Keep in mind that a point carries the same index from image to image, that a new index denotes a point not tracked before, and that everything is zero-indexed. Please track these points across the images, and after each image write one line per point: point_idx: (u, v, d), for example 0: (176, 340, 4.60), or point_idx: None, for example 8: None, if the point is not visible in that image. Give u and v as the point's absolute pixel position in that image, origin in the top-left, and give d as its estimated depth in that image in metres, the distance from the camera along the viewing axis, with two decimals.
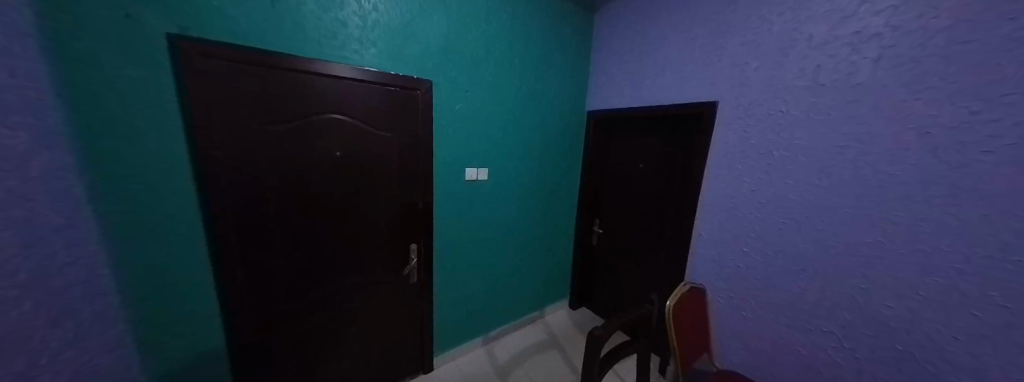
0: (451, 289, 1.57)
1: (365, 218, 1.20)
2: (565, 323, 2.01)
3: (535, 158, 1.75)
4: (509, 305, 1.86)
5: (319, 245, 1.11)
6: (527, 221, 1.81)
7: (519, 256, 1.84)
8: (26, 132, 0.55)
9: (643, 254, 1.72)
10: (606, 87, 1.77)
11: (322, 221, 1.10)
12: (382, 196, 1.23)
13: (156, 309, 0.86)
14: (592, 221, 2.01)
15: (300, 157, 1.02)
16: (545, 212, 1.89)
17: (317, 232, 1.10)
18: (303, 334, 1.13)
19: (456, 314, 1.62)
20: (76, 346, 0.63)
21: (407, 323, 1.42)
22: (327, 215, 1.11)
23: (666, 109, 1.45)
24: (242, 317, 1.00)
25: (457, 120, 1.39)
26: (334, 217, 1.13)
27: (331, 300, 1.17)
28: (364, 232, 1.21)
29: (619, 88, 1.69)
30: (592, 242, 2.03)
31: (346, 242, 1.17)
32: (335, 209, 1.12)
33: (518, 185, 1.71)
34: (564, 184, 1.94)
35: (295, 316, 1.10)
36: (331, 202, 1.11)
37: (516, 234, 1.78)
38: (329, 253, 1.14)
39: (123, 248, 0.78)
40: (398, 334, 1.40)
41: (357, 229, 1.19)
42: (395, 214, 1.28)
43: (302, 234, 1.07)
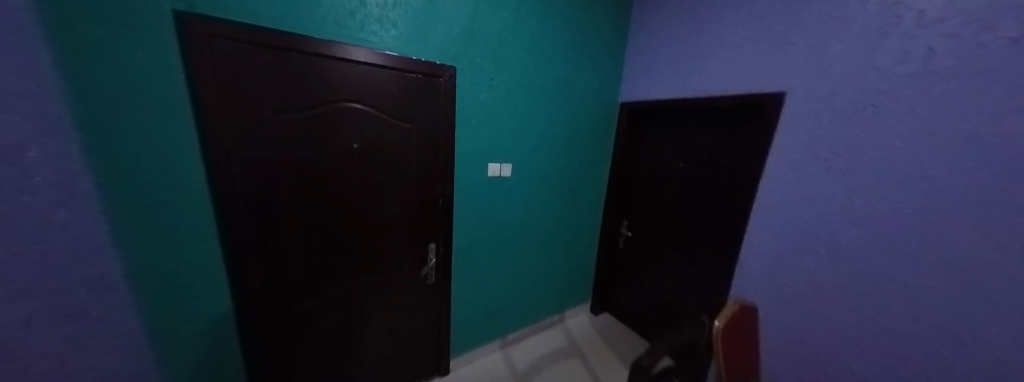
0: (470, 291, 1.50)
1: (383, 215, 1.13)
2: (586, 328, 1.90)
3: (562, 154, 1.62)
4: (529, 308, 1.76)
5: (335, 243, 1.05)
6: (550, 221, 1.70)
7: (541, 258, 1.74)
8: (32, 116, 0.50)
9: (680, 262, 1.57)
10: (645, 78, 1.60)
11: (338, 218, 1.04)
12: (399, 192, 1.15)
13: (173, 305, 0.83)
14: (619, 223, 1.88)
15: (315, 150, 0.95)
16: (569, 211, 1.76)
17: (333, 229, 1.04)
18: (322, 332, 1.09)
19: (474, 317, 1.55)
20: (84, 346, 0.59)
21: (424, 325, 1.36)
22: (343, 212, 1.04)
23: (714, 102, 1.30)
24: (258, 316, 0.96)
25: (481, 111, 1.28)
26: (350, 214, 1.06)
27: (347, 300, 1.12)
28: (380, 230, 1.14)
29: (659, 78, 1.53)
30: (619, 246, 1.90)
31: (362, 240, 1.11)
32: (351, 206, 1.05)
33: (543, 183, 1.60)
34: (591, 183, 1.80)
35: (312, 314, 1.06)
36: (347, 199, 1.04)
37: (537, 235, 1.68)
38: (345, 252, 1.08)
39: (136, 243, 0.74)
40: (415, 336, 1.34)
41: (374, 227, 1.12)
42: (414, 211, 1.20)
43: (318, 232, 1.01)
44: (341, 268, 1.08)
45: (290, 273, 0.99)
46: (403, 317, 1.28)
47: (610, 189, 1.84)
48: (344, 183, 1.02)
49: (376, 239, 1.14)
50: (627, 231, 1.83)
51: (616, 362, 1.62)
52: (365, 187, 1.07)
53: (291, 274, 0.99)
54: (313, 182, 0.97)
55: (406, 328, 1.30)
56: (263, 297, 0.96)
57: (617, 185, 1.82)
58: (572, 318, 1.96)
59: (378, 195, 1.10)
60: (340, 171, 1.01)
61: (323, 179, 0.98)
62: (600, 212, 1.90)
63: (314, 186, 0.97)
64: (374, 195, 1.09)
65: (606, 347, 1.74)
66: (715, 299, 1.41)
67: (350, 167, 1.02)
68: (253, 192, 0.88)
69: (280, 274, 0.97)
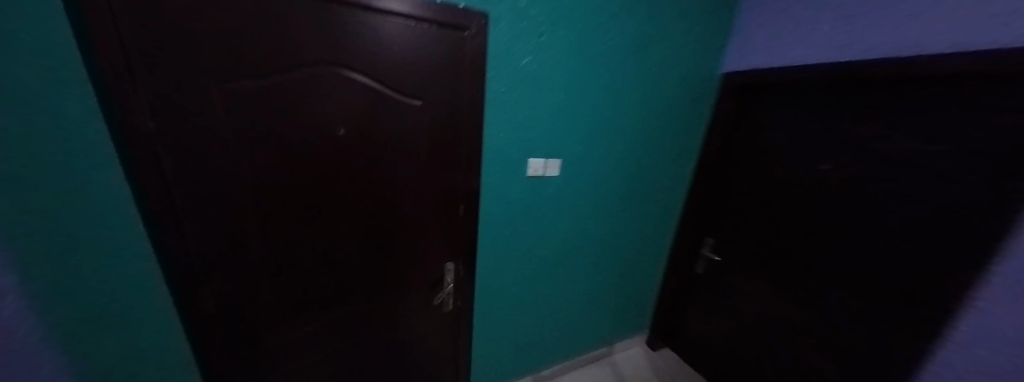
0: (498, 316, 1.20)
1: (382, 229, 0.84)
2: (641, 370, 1.48)
3: (629, 147, 1.18)
4: (570, 341, 1.41)
5: (319, 265, 0.79)
6: (603, 236, 1.29)
7: (590, 282, 1.36)
8: None
9: (805, 311, 1.11)
10: (780, 39, 1.08)
11: (322, 232, 0.76)
12: (405, 198, 0.84)
13: (110, 355, 0.61)
14: (701, 242, 1.43)
15: (284, 139, 0.66)
16: (632, 223, 1.33)
17: (316, 248, 0.77)
18: (310, 368, 0.87)
19: (502, 349, 1.26)
20: None
21: (439, 358, 1.09)
22: (330, 225, 0.76)
23: (941, 69, 0.76)
24: (237, 352, 0.76)
25: (522, 84, 0.90)
26: (338, 227, 0.78)
27: (340, 332, 0.88)
28: (381, 248, 0.85)
29: (814, 38, 1.00)
30: (696, 271, 1.45)
31: (354, 261, 0.83)
32: (339, 217, 0.77)
33: (601, 186, 1.19)
34: (664, 186, 1.33)
35: (296, 348, 0.83)
36: (331, 207, 0.75)
37: (588, 253, 1.30)
38: (334, 276, 0.81)
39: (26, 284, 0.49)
40: (426, 370, 1.08)
41: (372, 243, 0.84)
42: (425, 222, 0.90)
43: (296, 251, 0.75)
44: (330, 296, 0.83)
45: (270, 302, 0.76)
46: (411, 352, 1.02)
47: (692, 196, 1.37)
48: (328, 186, 0.73)
49: (375, 258, 0.85)
50: (709, 254, 1.35)
51: None
52: (356, 191, 0.77)
53: (269, 303, 0.76)
54: (284, 185, 0.69)
55: (416, 362, 1.05)
56: (236, 333, 0.74)
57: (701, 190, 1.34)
58: (621, 352, 1.55)
59: (375, 200, 0.80)
60: (323, 170, 0.71)
61: (299, 180, 0.70)
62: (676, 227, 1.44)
63: (287, 191, 0.69)
64: (369, 201, 0.79)
65: None
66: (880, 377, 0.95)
67: (335, 163, 0.72)
68: (201, 199, 0.61)
69: (252, 304, 0.74)
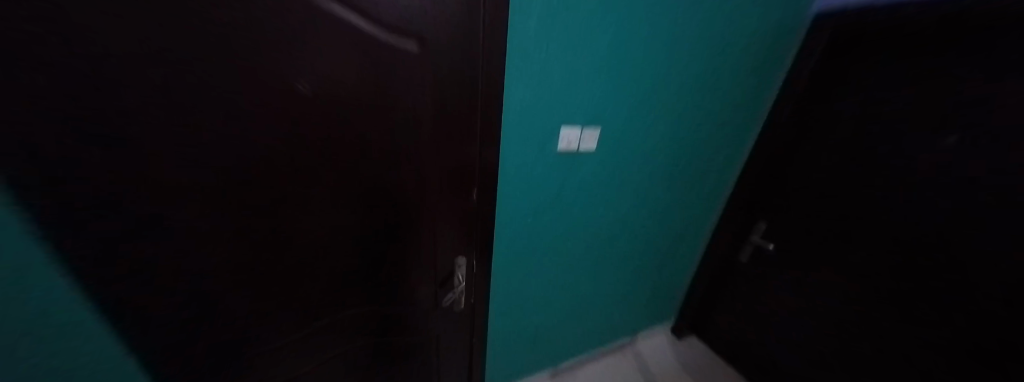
0: (518, 309, 1.07)
1: (374, 230, 0.62)
2: (668, 359, 1.36)
3: (687, 114, 0.93)
4: (593, 333, 1.29)
5: (293, 279, 0.59)
6: (641, 221, 1.11)
7: (618, 273, 1.21)
8: None
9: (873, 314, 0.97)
10: None
11: (289, 241, 0.55)
12: (402, 189, 0.61)
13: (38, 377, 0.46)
14: (751, 228, 1.23)
15: (195, 112, 0.38)
16: (673, 206, 1.14)
17: (286, 259, 0.56)
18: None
19: (519, 344, 1.15)
20: None
21: (451, 358, 0.97)
22: (298, 231, 0.55)
23: None
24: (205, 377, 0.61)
25: (557, 18, 0.61)
26: (311, 233, 0.56)
27: (329, 343, 0.72)
28: (375, 252, 0.65)
29: None
30: (740, 260, 1.29)
31: (340, 270, 0.63)
32: (312, 220, 0.55)
33: (642, 167, 0.98)
34: (716, 162, 1.11)
35: (277, 365, 0.68)
36: (297, 209, 0.52)
37: (621, 242, 1.13)
38: (315, 288, 0.63)
39: None
40: (435, 371, 0.97)
41: (362, 248, 0.63)
42: (432, 217, 0.68)
43: (256, 267, 0.54)
44: (313, 308, 0.65)
45: (230, 326, 0.57)
46: (418, 355, 0.89)
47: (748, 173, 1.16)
48: (286, 183, 0.49)
49: (367, 265, 0.66)
50: (765, 245, 1.15)
51: None
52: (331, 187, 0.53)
53: (226, 328, 0.57)
54: (214, 186, 0.44)
55: (424, 364, 0.92)
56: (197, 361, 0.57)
57: (760, 166, 1.14)
58: (644, 340, 1.43)
59: (360, 196, 0.57)
60: (286, 155, 0.47)
61: (236, 177, 0.45)
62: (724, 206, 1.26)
63: (223, 195, 0.45)
64: (350, 199, 0.56)
65: None
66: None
67: (291, 148, 0.47)
68: (66, 218, 0.37)
69: (204, 334, 0.55)
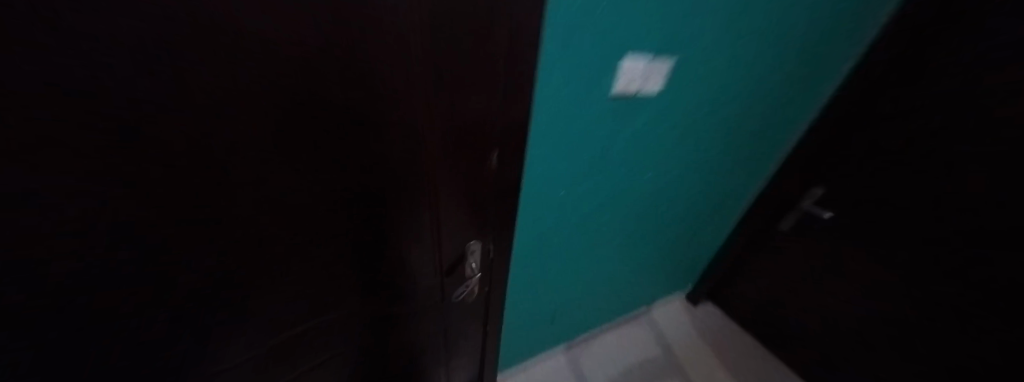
0: (536, 288, 0.93)
1: (344, 224, 0.39)
2: (684, 328, 1.30)
3: (785, 39, 0.66)
4: (611, 305, 1.18)
5: (220, 309, 0.37)
6: (685, 185, 0.92)
7: (649, 242, 1.06)
8: None
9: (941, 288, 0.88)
10: None
11: (193, 269, 0.30)
12: (387, 163, 0.35)
13: None
14: (803, 193, 1.03)
15: None
16: (723, 168, 0.94)
17: (195, 291, 0.32)
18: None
19: (536, 324, 1.04)
20: None
21: (461, 347, 0.84)
22: (198, 251, 0.29)
23: None
24: None
25: None
26: (229, 248, 0.31)
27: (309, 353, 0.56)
28: (350, 248, 0.44)
29: None
30: (780, 228, 1.12)
31: (304, 277, 0.42)
32: (227, 230, 0.29)
33: (703, 124, 0.76)
34: (789, 113, 0.86)
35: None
36: (175, 223, 0.25)
37: (660, 210, 0.95)
38: (270, 306, 0.42)
39: None
40: (444, 363, 0.84)
41: (329, 247, 0.41)
42: (433, 198, 0.45)
43: (141, 314, 0.30)
44: (272, 327, 0.46)
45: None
46: (424, 349, 0.75)
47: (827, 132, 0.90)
48: (110, 183, 0.20)
49: (342, 265, 0.45)
50: (829, 217, 0.96)
51: None
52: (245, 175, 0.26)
53: None
54: None
55: (430, 358, 0.79)
56: None
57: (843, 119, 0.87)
58: (660, 308, 1.35)
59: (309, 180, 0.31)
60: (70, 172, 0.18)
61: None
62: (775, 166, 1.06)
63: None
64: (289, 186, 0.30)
65: (723, 367, 1.18)
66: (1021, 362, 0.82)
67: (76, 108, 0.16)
68: None
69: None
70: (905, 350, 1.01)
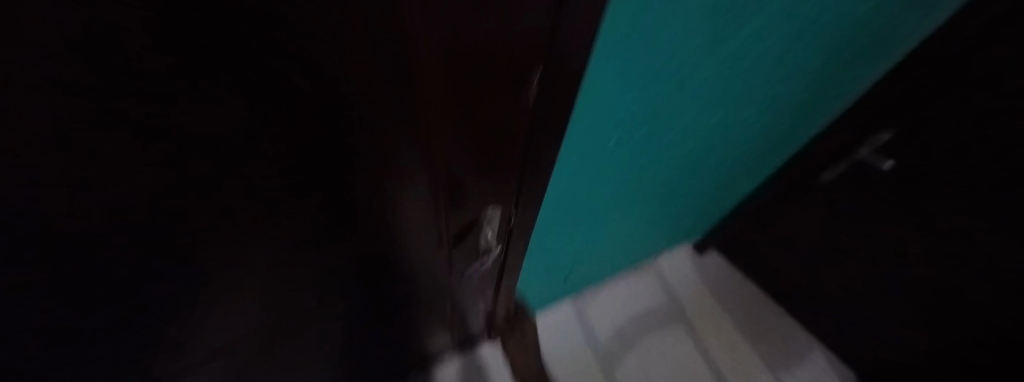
0: (557, 246, 0.83)
1: (308, 172, 0.26)
2: (689, 276, 1.31)
3: None
4: (625, 258, 1.12)
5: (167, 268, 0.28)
6: (747, 127, 0.76)
7: (683, 195, 0.95)
8: None
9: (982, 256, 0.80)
10: None
11: (65, 238, 0.19)
12: (347, 84, 0.19)
13: None
14: (864, 140, 0.86)
15: None
16: (789, 107, 0.76)
17: (103, 256, 0.22)
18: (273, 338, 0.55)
19: (549, 281, 0.99)
20: None
21: (467, 295, 0.80)
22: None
23: None
24: None
25: None
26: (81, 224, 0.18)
27: (309, 297, 0.51)
28: (325, 205, 0.32)
29: None
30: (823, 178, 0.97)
31: (274, 236, 0.32)
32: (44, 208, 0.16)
33: (798, 45, 0.56)
34: (895, 26, 0.66)
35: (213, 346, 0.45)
36: None
37: (710, 157, 0.81)
38: (238, 268, 0.33)
39: None
40: (445, 305, 0.81)
41: (295, 203, 0.29)
42: (432, 142, 0.30)
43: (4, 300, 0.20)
44: (258, 283, 0.39)
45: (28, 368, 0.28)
46: (428, 292, 0.72)
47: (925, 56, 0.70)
48: None
49: (326, 221, 0.35)
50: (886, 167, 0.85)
51: (738, 343, 1.18)
52: None
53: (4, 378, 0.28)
54: None
55: (434, 301, 0.76)
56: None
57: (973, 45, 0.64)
58: (669, 259, 1.33)
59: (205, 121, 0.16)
60: None
61: None
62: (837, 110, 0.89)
63: None
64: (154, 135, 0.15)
65: (720, 309, 1.23)
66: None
67: None
68: None
69: (42, 363, 0.29)
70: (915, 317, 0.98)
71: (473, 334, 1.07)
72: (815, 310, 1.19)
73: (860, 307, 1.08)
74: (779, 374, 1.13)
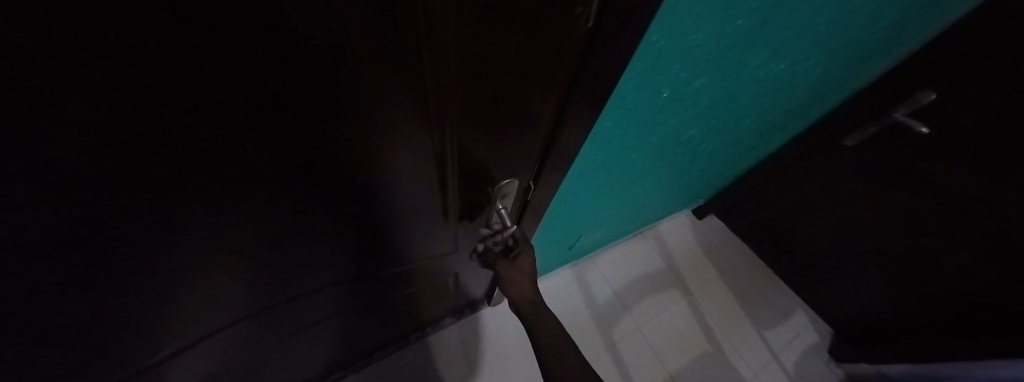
0: (570, 214, 0.77)
1: (281, 98, 0.19)
2: (687, 239, 1.31)
3: None
4: (631, 224, 1.10)
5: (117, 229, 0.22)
6: (794, 83, 0.68)
7: (706, 159, 0.90)
8: None
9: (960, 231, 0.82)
10: None
11: None
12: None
13: None
14: (905, 99, 0.78)
15: None
16: (833, 63, 0.68)
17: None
18: (266, 314, 0.51)
19: (555, 250, 0.96)
20: None
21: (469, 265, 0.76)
22: None
23: None
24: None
25: None
26: None
27: (306, 267, 0.46)
28: (302, 146, 0.25)
29: None
30: (846, 144, 0.91)
31: (244, 187, 0.26)
32: None
33: None
34: None
35: (197, 327, 0.41)
36: None
37: (745, 116, 0.75)
38: (211, 227, 0.28)
39: None
40: (448, 274, 0.77)
41: (262, 141, 0.22)
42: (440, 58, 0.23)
43: None
44: (239, 245, 0.33)
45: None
46: (433, 262, 0.67)
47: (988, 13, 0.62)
48: None
49: (304, 169, 0.28)
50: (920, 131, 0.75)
51: (728, 300, 1.22)
52: None
53: None
54: None
55: (439, 269, 0.71)
56: None
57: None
58: (669, 223, 1.32)
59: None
60: None
61: None
62: (881, 70, 0.80)
63: None
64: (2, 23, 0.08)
65: (715, 272, 1.26)
66: (1019, 299, 0.80)
67: None
68: None
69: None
70: (893, 283, 1.02)
71: (475, 297, 1.08)
72: (799, 272, 1.24)
73: (850, 272, 1.10)
74: (763, 332, 1.18)
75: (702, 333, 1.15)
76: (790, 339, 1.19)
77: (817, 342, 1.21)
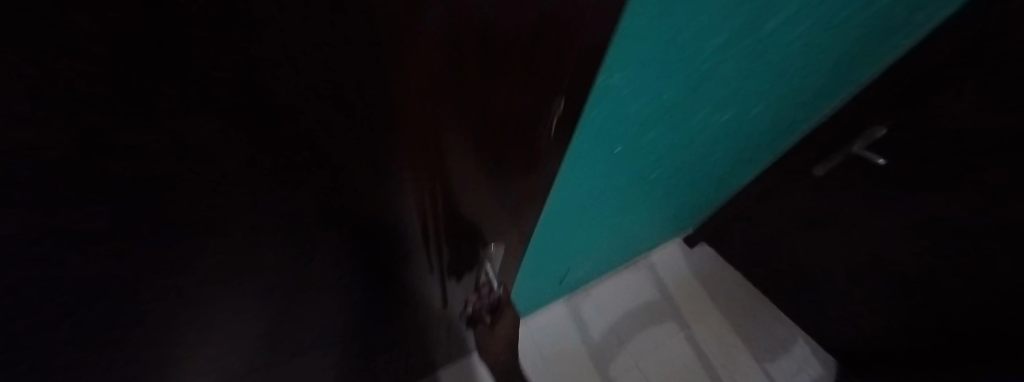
0: (555, 247, 0.80)
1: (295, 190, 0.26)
2: (681, 267, 1.31)
3: None
4: (622, 255, 1.13)
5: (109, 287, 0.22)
6: (748, 127, 0.77)
7: (683, 194, 0.96)
8: None
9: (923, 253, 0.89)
10: None
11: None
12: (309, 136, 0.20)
13: None
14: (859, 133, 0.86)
15: None
16: (782, 109, 0.77)
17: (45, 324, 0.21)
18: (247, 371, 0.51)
19: (546, 283, 0.97)
20: None
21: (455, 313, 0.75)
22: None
23: None
24: None
25: None
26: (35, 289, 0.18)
27: (290, 320, 0.46)
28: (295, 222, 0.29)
29: None
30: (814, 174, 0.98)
31: (239, 242, 0.26)
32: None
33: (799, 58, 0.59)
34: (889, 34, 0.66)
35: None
36: None
37: (710, 156, 0.82)
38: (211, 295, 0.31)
39: None
40: (436, 321, 0.76)
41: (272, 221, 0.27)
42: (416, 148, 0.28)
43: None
44: (223, 311, 0.34)
45: None
46: (420, 307, 0.67)
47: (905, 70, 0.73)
48: None
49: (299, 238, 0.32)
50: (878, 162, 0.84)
51: (727, 333, 1.21)
52: None
53: None
54: None
55: (424, 313, 0.71)
56: None
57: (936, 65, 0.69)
58: (661, 252, 1.32)
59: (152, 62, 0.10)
60: None
61: None
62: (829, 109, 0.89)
63: None
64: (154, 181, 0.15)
65: (711, 302, 1.26)
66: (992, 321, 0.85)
67: None
68: None
69: None
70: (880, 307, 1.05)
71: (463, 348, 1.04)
72: (793, 299, 1.24)
73: (844, 296, 1.11)
74: (764, 365, 1.18)
75: (703, 369, 1.14)
76: (790, 373, 1.19)
77: (818, 374, 1.21)
